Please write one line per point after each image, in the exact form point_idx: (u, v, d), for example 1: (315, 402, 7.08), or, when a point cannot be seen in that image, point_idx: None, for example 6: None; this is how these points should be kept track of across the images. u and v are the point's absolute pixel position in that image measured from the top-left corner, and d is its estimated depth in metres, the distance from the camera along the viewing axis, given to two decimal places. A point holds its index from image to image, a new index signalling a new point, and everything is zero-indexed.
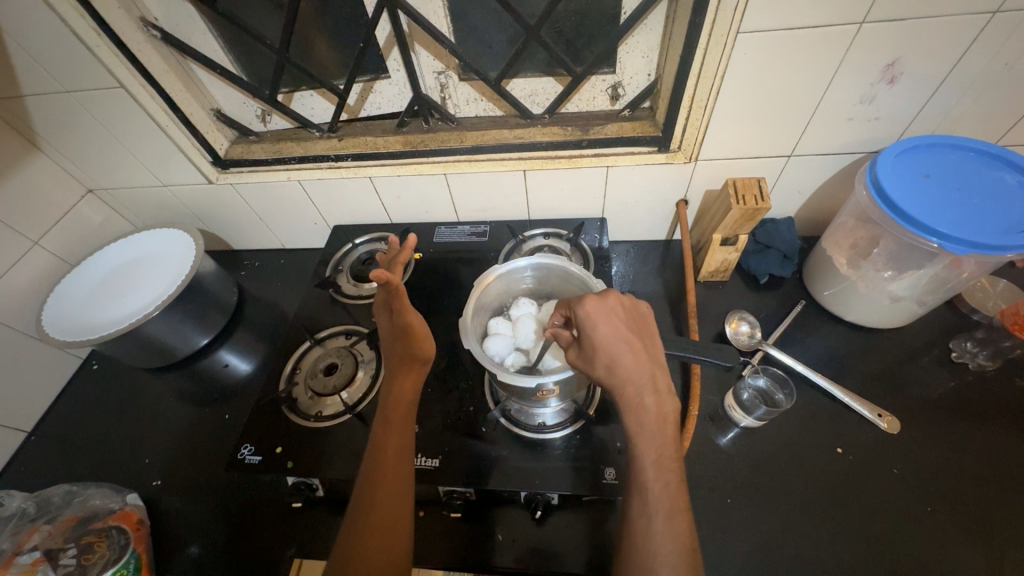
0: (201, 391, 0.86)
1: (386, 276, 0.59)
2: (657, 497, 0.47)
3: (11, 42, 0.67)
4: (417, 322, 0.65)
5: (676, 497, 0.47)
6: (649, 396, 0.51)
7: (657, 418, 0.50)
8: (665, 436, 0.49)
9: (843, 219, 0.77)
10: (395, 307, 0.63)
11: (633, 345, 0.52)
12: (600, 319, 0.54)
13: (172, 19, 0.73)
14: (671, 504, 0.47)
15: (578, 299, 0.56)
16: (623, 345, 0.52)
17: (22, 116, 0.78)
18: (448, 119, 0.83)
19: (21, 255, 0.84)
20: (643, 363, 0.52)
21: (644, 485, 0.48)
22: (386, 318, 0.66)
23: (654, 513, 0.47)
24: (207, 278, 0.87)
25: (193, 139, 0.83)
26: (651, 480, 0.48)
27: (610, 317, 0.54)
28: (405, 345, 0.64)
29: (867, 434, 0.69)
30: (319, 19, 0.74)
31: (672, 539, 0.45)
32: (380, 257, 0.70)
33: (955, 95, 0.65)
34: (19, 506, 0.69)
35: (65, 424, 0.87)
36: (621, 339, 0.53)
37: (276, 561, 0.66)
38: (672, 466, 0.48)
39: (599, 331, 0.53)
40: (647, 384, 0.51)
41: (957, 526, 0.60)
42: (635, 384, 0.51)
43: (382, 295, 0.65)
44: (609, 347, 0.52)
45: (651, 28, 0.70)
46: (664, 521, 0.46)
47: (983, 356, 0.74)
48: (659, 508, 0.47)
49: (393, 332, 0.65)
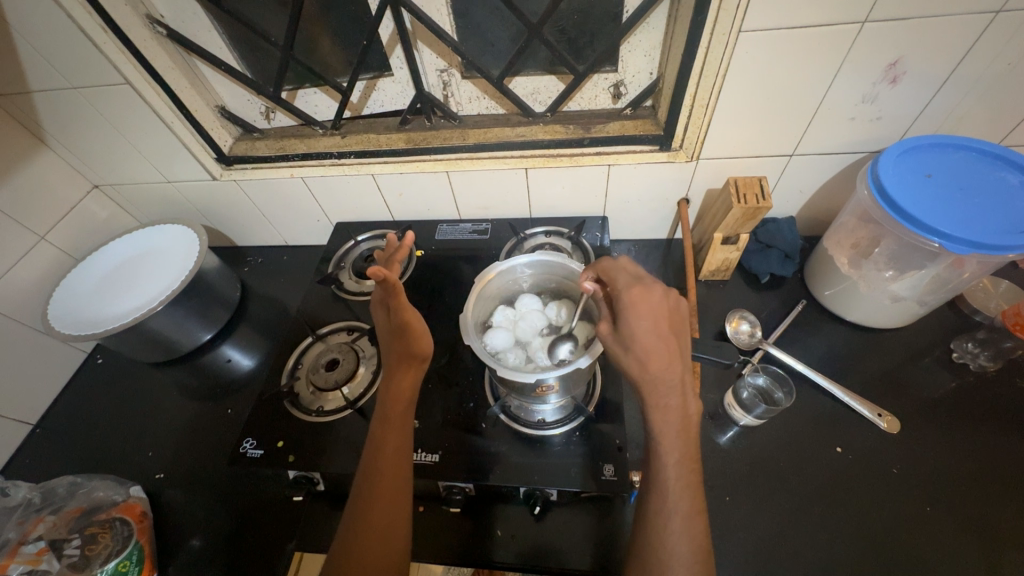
0: (203, 386, 0.86)
1: (384, 274, 0.59)
2: (678, 500, 0.49)
3: (19, 39, 0.68)
4: (415, 320, 0.64)
5: (694, 499, 0.49)
6: (675, 397, 0.51)
7: (681, 420, 0.51)
8: (687, 439, 0.51)
9: (844, 219, 0.77)
10: (393, 305, 0.63)
11: (670, 346, 0.52)
12: (644, 312, 0.52)
13: (177, 16, 0.74)
14: (690, 506, 0.49)
15: (627, 284, 0.55)
16: (660, 343, 0.52)
17: (29, 112, 0.79)
18: (451, 117, 0.84)
19: (27, 249, 0.85)
20: (675, 364, 0.52)
21: (666, 486, 0.50)
22: (383, 316, 0.66)
23: (675, 514, 0.48)
24: (210, 274, 0.88)
25: (197, 136, 0.83)
26: (672, 480, 0.50)
27: (655, 312, 0.53)
28: (403, 344, 0.64)
29: (868, 434, 0.69)
30: (323, 18, 0.74)
31: (687, 539, 0.48)
32: (377, 256, 0.69)
33: (956, 95, 0.65)
34: (25, 496, 0.70)
35: (69, 417, 0.88)
36: (659, 336, 0.52)
37: (276, 555, 0.66)
38: (691, 470, 0.50)
39: (639, 322, 0.52)
40: (675, 385, 0.51)
41: (956, 527, 0.60)
42: (661, 382, 0.51)
43: (379, 294, 0.64)
44: (644, 341, 0.51)
45: (653, 26, 0.70)
46: (683, 522, 0.48)
47: (984, 356, 0.74)
48: (679, 508, 0.49)
49: (391, 330, 0.65)
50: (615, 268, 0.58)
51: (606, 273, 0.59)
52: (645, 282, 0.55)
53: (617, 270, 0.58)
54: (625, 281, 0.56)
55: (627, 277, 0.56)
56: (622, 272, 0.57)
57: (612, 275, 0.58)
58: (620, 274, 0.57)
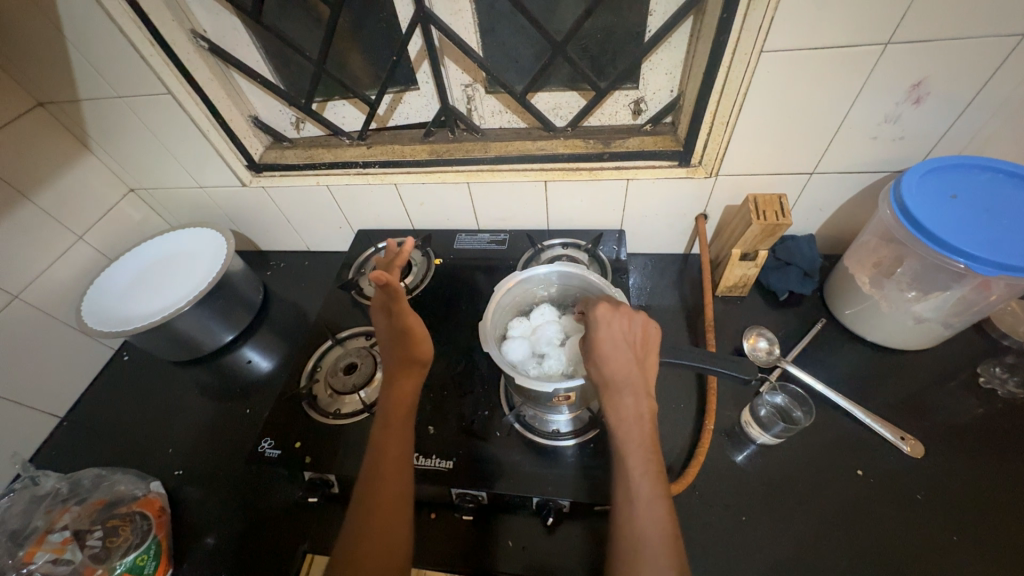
0: (224, 385, 0.88)
1: (385, 279, 0.61)
2: (638, 486, 0.49)
3: (72, 49, 0.73)
4: (415, 324, 0.66)
5: (655, 484, 0.48)
6: (628, 397, 0.52)
7: (634, 416, 0.51)
8: (641, 426, 0.51)
9: (866, 238, 0.76)
10: (394, 308, 0.65)
11: (627, 354, 0.53)
12: (603, 324, 0.54)
13: (218, 31, 0.78)
14: (652, 490, 0.48)
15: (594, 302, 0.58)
16: (616, 351, 0.53)
17: (76, 117, 0.84)
18: (473, 130, 0.86)
19: (66, 248, 0.89)
20: (629, 369, 0.52)
21: (626, 473, 0.50)
22: (383, 321, 0.67)
23: (636, 500, 0.48)
24: (235, 276, 0.91)
25: (230, 144, 0.87)
26: (631, 466, 0.50)
27: (613, 326, 0.54)
28: (403, 349, 0.65)
29: (890, 458, 0.67)
30: (355, 34, 0.77)
31: (655, 524, 0.46)
32: (377, 262, 0.71)
33: (983, 117, 0.65)
34: (53, 486, 0.72)
35: (95, 413, 0.90)
36: (615, 346, 0.53)
37: (288, 556, 0.67)
38: (650, 456, 0.50)
39: (596, 335, 0.54)
40: (628, 386, 0.52)
41: (984, 559, 0.58)
42: (615, 385, 0.52)
43: (380, 298, 0.66)
44: (601, 349, 0.53)
45: (675, 46, 0.71)
46: (644, 507, 0.47)
47: (1012, 382, 0.72)
48: (640, 495, 0.48)
49: (392, 335, 0.66)
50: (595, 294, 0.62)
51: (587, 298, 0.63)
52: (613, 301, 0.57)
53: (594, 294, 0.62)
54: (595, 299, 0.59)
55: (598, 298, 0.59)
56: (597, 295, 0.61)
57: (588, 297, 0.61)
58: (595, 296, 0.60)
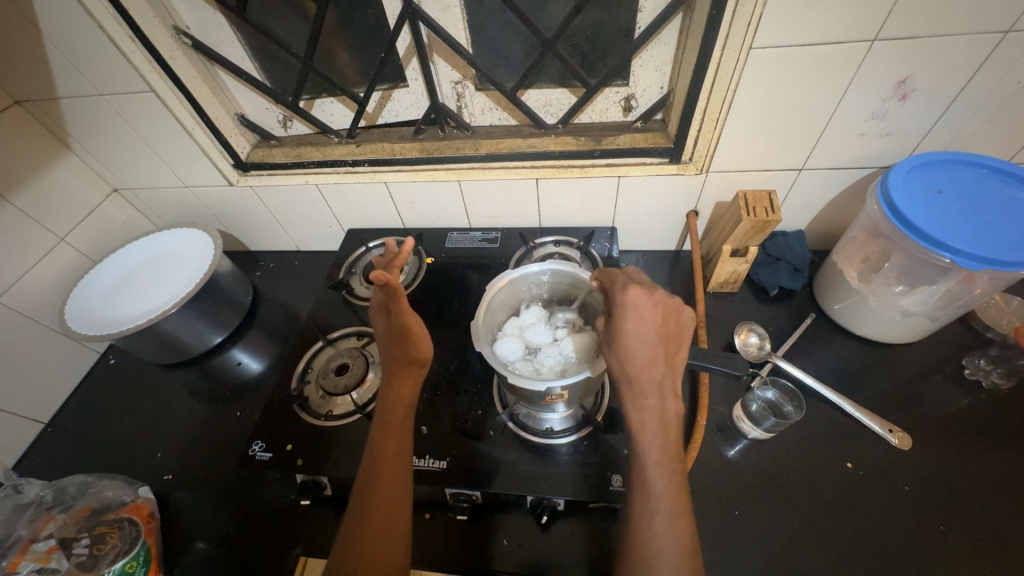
0: (213, 388, 0.87)
1: (386, 278, 0.59)
2: (659, 498, 0.49)
3: (49, 46, 0.71)
4: (415, 324, 0.64)
5: (677, 498, 0.49)
6: (653, 398, 0.51)
7: (658, 420, 0.51)
8: (667, 438, 0.51)
9: (853, 233, 0.77)
10: (393, 308, 0.63)
11: (656, 349, 0.52)
12: (634, 313, 0.52)
13: (202, 27, 0.76)
14: (673, 505, 0.48)
15: (624, 286, 0.55)
16: (645, 345, 0.51)
17: (56, 116, 0.82)
18: (463, 127, 0.85)
19: (48, 250, 0.87)
20: (658, 366, 0.51)
21: (647, 485, 0.50)
22: (383, 321, 0.66)
23: (656, 512, 0.48)
24: (223, 277, 0.89)
25: (216, 143, 0.85)
26: (653, 479, 0.49)
27: (645, 317, 0.52)
28: (402, 349, 0.64)
29: (878, 450, 0.68)
30: (342, 31, 0.76)
31: (673, 537, 0.47)
32: (376, 261, 0.70)
33: (966, 113, 0.66)
34: (37, 494, 0.70)
35: (80, 418, 0.89)
36: (645, 339, 0.51)
37: (281, 560, 0.66)
38: (673, 467, 0.50)
39: (627, 324, 0.52)
40: (653, 387, 0.51)
41: (970, 547, 0.59)
42: (640, 383, 0.51)
43: (379, 298, 0.64)
44: (630, 341, 0.52)
45: (665, 42, 0.71)
46: (664, 520, 0.48)
47: (997, 373, 0.73)
48: (661, 508, 0.48)
49: (390, 334, 0.64)
50: (619, 274, 0.60)
51: (610, 277, 0.60)
52: (645, 286, 0.55)
53: (620, 276, 0.59)
54: (623, 283, 0.56)
55: (626, 281, 0.57)
56: (624, 277, 0.58)
57: (614, 278, 0.59)
58: (621, 278, 0.58)
